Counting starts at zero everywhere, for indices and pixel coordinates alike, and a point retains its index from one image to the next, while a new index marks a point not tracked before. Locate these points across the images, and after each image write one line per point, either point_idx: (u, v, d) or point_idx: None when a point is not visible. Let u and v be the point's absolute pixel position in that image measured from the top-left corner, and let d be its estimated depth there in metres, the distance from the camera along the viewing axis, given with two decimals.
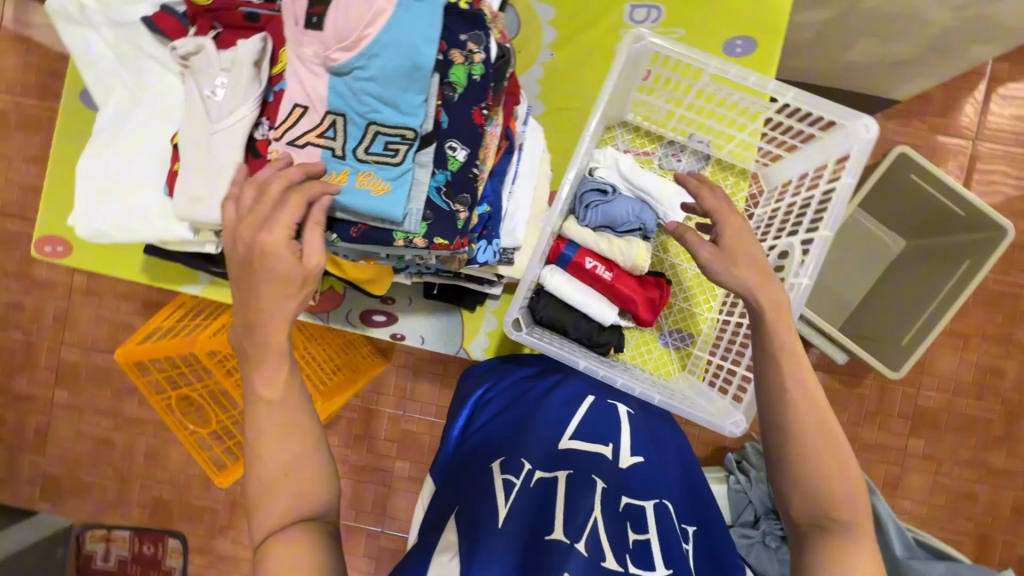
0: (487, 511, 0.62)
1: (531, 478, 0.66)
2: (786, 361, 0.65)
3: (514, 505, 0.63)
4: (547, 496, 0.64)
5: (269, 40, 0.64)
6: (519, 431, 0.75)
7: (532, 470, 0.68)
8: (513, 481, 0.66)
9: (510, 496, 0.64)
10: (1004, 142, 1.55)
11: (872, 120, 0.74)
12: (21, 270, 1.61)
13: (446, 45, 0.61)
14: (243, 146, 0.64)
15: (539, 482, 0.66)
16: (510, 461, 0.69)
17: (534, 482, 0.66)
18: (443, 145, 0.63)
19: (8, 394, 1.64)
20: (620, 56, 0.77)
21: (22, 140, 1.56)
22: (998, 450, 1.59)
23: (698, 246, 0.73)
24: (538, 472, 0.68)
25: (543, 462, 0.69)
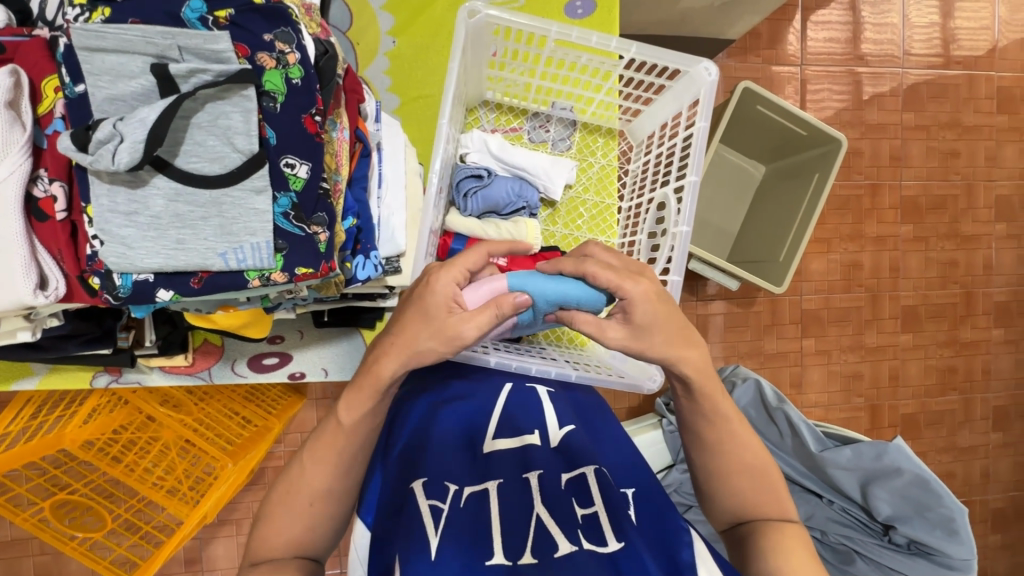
0: (417, 545, 0.58)
1: (460, 497, 0.64)
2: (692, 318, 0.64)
3: (445, 532, 0.59)
4: (480, 513, 0.62)
5: (21, 71, 0.50)
6: (437, 445, 0.70)
7: (458, 488, 0.65)
8: (441, 505, 0.62)
9: (439, 523, 0.61)
10: (825, 63, 1.73)
11: (711, 64, 0.75)
12: None
13: (249, 50, 0.53)
14: (20, 210, 0.50)
15: (468, 499, 0.63)
16: (433, 481, 0.65)
17: (463, 501, 0.63)
18: (278, 163, 0.55)
19: None
20: (458, 35, 0.72)
21: None
22: (871, 330, 1.82)
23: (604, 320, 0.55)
24: (466, 489, 0.65)
25: (468, 476, 0.67)
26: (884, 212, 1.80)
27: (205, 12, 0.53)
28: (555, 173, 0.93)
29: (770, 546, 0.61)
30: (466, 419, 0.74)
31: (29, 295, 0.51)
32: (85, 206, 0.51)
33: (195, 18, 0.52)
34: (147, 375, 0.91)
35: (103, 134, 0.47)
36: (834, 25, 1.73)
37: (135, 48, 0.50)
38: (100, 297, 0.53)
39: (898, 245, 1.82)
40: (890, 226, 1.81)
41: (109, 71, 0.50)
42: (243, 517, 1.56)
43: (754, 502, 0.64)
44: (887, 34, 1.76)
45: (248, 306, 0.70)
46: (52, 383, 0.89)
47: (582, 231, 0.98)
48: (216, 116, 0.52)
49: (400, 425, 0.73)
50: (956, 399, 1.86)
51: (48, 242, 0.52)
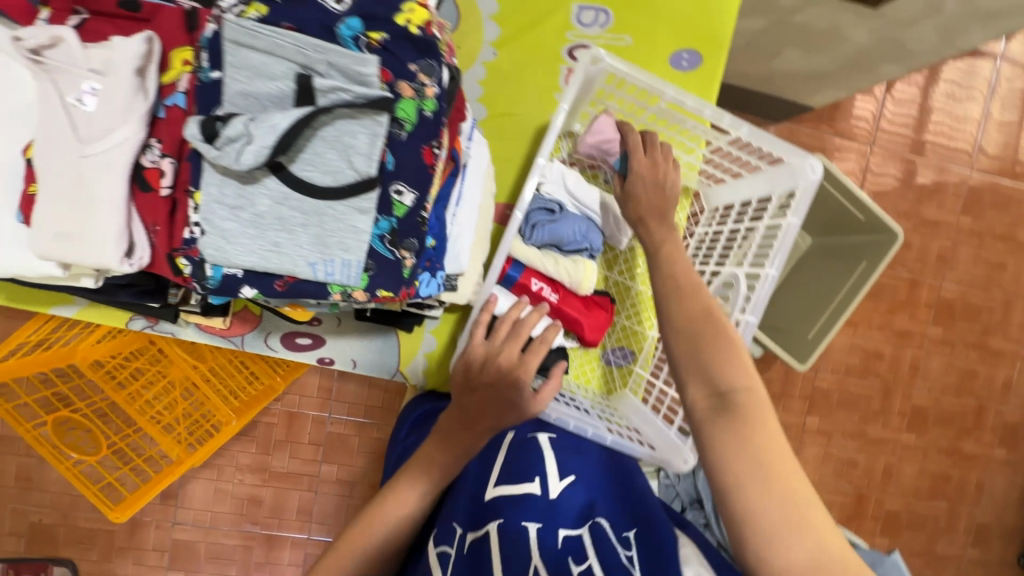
0: None
1: (463, 544, 0.66)
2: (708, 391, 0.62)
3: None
4: (480, 562, 0.63)
5: (157, 40, 0.50)
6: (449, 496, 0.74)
7: (462, 534, 0.68)
8: (449, 552, 0.66)
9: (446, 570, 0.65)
10: (895, 148, 1.71)
11: (818, 162, 0.72)
12: None
13: (393, 77, 0.53)
14: (127, 177, 0.50)
15: (470, 547, 0.66)
16: (443, 530, 0.69)
17: (466, 550, 0.66)
18: (387, 188, 0.54)
19: None
20: (575, 78, 0.71)
21: None
22: (876, 421, 1.81)
23: None
24: (468, 535, 0.67)
25: (472, 523, 0.69)
26: (917, 309, 1.78)
27: (360, 32, 0.52)
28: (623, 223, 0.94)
29: None
30: (478, 471, 0.76)
31: (116, 263, 0.51)
32: (193, 191, 0.50)
33: (349, 36, 0.52)
34: (181, 330, 0.91)
35: (233, 133, 0.47)
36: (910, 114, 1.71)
37: (280, 48, 0.50)
38: (184, 280, 0.52)
39: (924, 344, 1.80)
40: (920, 323, 1.79)
41: (252, 65, 0.49)
42: (226, 463, 1.56)
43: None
44: (962, 133, 1.74)
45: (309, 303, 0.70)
46: (88, 316, 0.89)
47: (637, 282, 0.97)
48: (342, 133, 0.51)
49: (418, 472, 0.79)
50: (943, 507, 1.85)
51: (145, 214, 0.51)
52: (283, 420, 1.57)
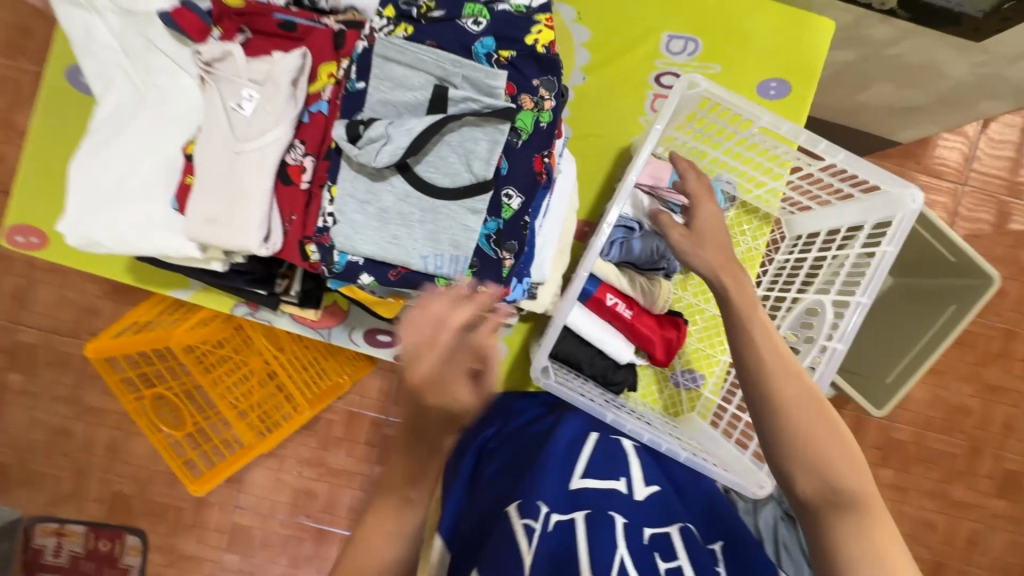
0: (511, 565, 0.60)
1: (549, 521, 0.65)
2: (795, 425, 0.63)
3: (537, 553, 0.61)
4: (569, 543, 0.63)
5: (309, 55, 0.57)
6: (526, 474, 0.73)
7: (549, 513, 0.66)
8: (534, 527, 0.64)
9: (532, 542, 0.62)
10: (992, 189, 1.61)
11: (919, 191, 0.70)
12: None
13: (516, 91, 0.58)
14: (273, 172, 0.56)
15: (558, 526, 0.65)
16: (527, 503, 0.67)
17: (553, 528, 0.64)
18: (499, 192, 0.58)
19: None
20: (673, 100, 0.74)
21: None
22: (960, 483, 1.66)
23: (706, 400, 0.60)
24: (555, 515, 0.66)
25: (562, 505, 0.68)
26: (1013, 363, 1.65)
27: (491, 50, 0.58)
28: None
29: None
30: (564, 456, 0.75)
31: (256, 245, 0.57)
32: (330, 183, 0.57)
33: (481, 53, 0.58)
34: (277, 318, 0.99)
35: (373, 133, 0.53)
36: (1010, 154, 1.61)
37: (417, 59, 0.56)
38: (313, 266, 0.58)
39: (1019, 402, 1.65)
40: (1015, 380, 1.65)
41: (393, 78, 0.56)
42: (288, 454, 1.62)
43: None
44: None
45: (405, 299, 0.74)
46: (200, 300, 0.99)
47: (711, 304, 0.98)
48: (465, 139, 0.56)
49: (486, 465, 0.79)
50: None
51: (285, 205, 0.57)
52: (343, 419, 1.64)
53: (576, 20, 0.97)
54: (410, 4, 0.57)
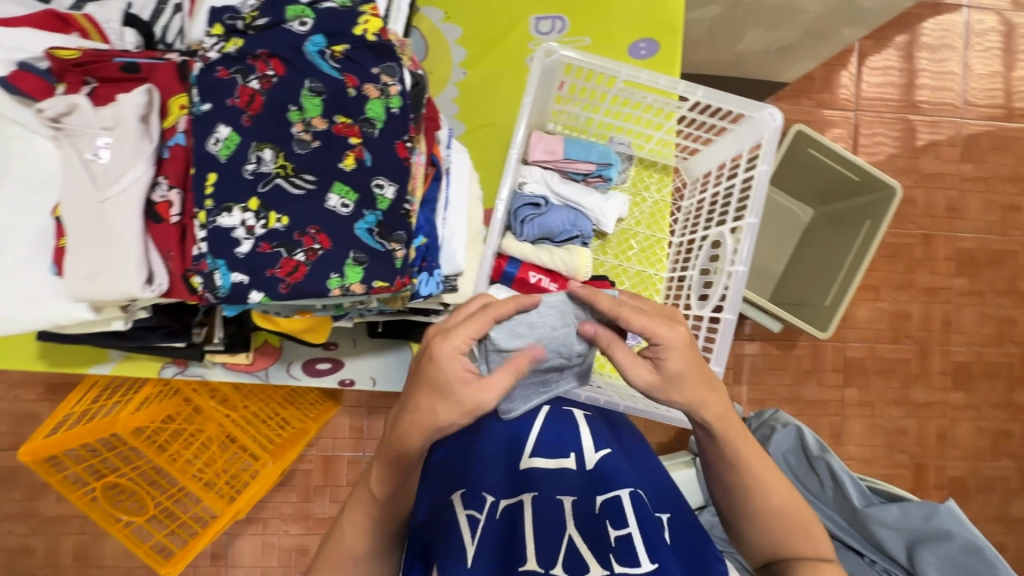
0: (456, 553, 0.63)
1: (496, 509, 0.67)
2: (744, 453, 0.63)
3: (481, 543, 0.64)
4: (516, 526, 0.66)
5: (155, 91, 0.57)
6: (474, 459, 0.73)
7: (496, 500, 0.68)
8: (478, 516, 0.66)
9: (476, 534, 0.65)
10: (879, 108, 1.72)
11: (776, 110, 0.76)
12: None
13: (358, 80, 0.58)
14: (141, 212, 0.55)
15: (504, 511, 0.67)
16: (472, 492, 0.69)
17: (500, 513, 0.67)
18: (369, 184, 0.57)
19: None
20: (534, 72, 0.76)
21: None
22: (918, 384, 1.75)
23: (632, 370, 0.58)
24: (502, 501, 0.68)
25: (505, 489, 0.70)
26: (937, 263, 1.75)
27: (324, 47, 0.58)
28: (609, 209, 0.96)
29: None
30: (512, 434, 0.77)
31: (138, 288, 0.56)
32: (197, 211, 0.55)
33: (315, 51, 0.58)
34: (209, 370, 0.96)
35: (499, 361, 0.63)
36: (890, 73, 1.72)
37: (268, 79, 0.57)
38: (200, 295, 0.56)
39: (951, 298, 1.76)
40: (943, 277, 1.75)
41: (241, 95, 0.56)
42: (270, 516, 1.63)
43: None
44: (946, 83, 1.74)
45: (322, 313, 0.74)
46: (123, 371, 0.95)
47: (632, 262, 1.00)
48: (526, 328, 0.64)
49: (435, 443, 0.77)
50: (1010, 465, 1.76)
51: (160, 241, 0.56)
52: (319, 465, 1.63)
53: (444, 19, 1.01)
54: (235, 17, 0.58)
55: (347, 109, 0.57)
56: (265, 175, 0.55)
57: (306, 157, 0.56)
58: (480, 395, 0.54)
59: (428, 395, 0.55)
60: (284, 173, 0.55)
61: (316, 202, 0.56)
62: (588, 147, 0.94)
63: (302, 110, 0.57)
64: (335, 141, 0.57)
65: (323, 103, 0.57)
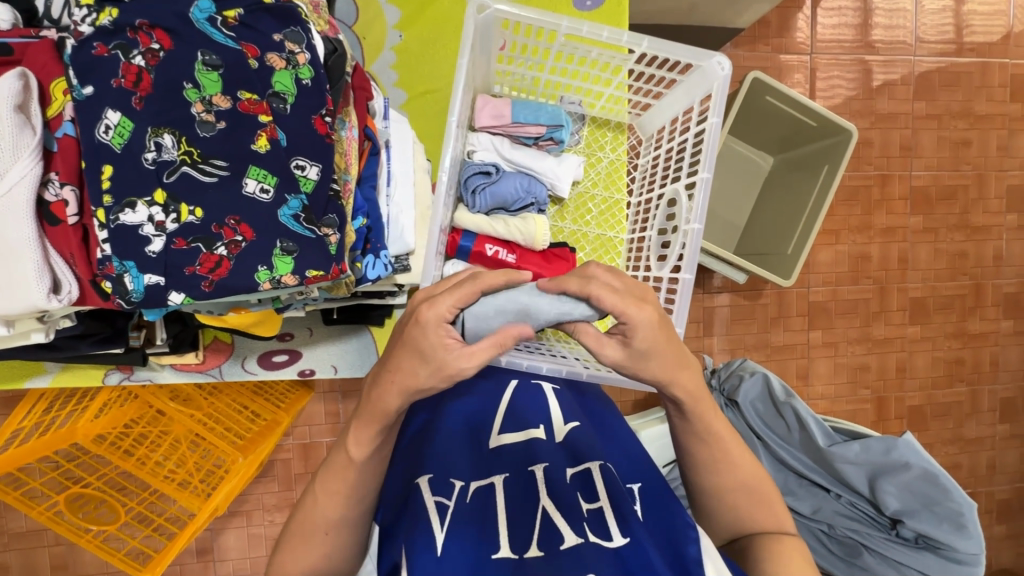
0: (425, 539, 0.60)
1: (466, 493, 0.66)
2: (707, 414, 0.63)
3: (451, 530, 0.61)
4: (486, 506, 0.64)
5: (31, 75, 0.50)
6: (441, 443, 0.72)
7: (464, 485, 0.67)
8: (447, 503, 0.65)
9: (445, 520, 0.63)
10: (835, 50, 1.70)
11: (724, 58, 0.73)
12: None
13: (258, 51, 0.54)
14: (32, 215, 0.50)
15: (474, 495, 0.66)
16: (440, 479, 0.67)
17: (469, 498, 0.65)
18: (289, 165, 0.54)
19: None
20: (467, 30, 0.70)
21: None
22: (878, 322, 1.81)
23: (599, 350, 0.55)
24: (472, 485, 0.67)
25: (474, 472, 0.69)
26: (894, 203, 1.78)
27: (214, 13, 0.53)
28: (563, 172, 0.93)
29: (767, 554, 0.64)
30: (477, 410, 0.77)
31: (43, 299, 0.50)
32: (96, 210, 0.49)
33: (203, 18, 0.53)
34: (158, 373, 0.92)
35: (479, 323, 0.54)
36: (843, 13, 1.70)
37: (154, 54, 0.51)
38: (113, 301, 0.51)
39: (908, 236, 1.80)
40: (899, 217, 1.79)
41: (126, 74, 0.50)
42: (253, 508, 1.61)
43: (747, 513, 0.66)
44: (898, 21, 1.73)
45: (260, 308, 0.70)
46: (64, 382, 0.90)
47: (591, 226, 0.98)
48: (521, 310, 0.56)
49: (407, 424, 0.77)
50: (963, 391, 1.86)
51: (60, 246, 0.51)
52: (298, 453, 1.61)
53: None
54: None
55: (250, 84, 0.53)
56: (168, 163, 0.51)
57: (213, 141, 0.52)
58: (460, 362, 0.51)
59: (406, 358, 0.53)
60: (190, 160, 0.51)
61: (234, 191, 0.52)
62: (537, 109, 0.90)
63: (199, 87, 0.52)
64: (243, 121, 0.53)
65: (222, 78, 0.53)
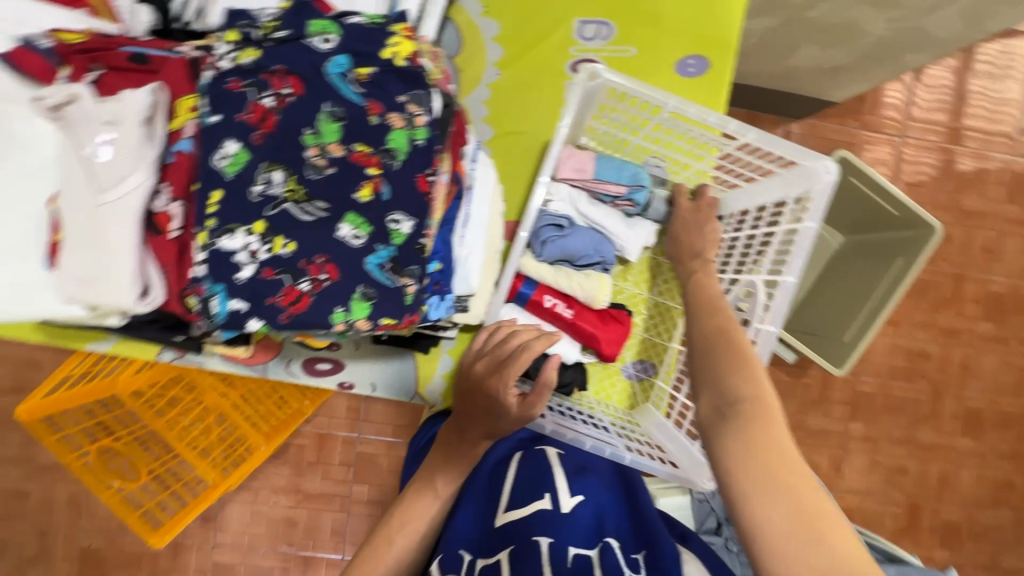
0: None
1: (474, 568, 0.69)
2: None
3: None
4: None
5: (163, 90, 0.53)
6: (452, 516, 0.75)
7: (472, 560, 0.70)
8: None
9: None
10: (929, 136, 1.63)
11: (833, 161, 0.70)
12: None
13: (383, 108, 0.55)
14: (138, 223, 0.52)
15: (482, 573, 0.68)
16: (448, 557, 0.70)
17: (477, 574, 0.68)
18: (384, 218, 0.54)
19: None
20: (572, 96, 0.72)
21: None
22: (927, 426, 1.70)
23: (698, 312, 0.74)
24: (479, 561, 0.70)
25: (481, 548, 0.71)
26: (965, 304, 1.68)
27: (347, 69, 0.55)
28: (634, 235, 0.91)
29: None
30: (487, 492, 0.78)
31: (130, 302, 0.53)
32: (198, 230, 0.51)
33: (338, 73, 0.55)
34: (207, 359, 0.94)
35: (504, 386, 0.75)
36: (941, 99, 1.63)
37: (283, 98, 0.54)
38: (196, 318, 0.53)
39: (974, 341, 1.69)
40: (968, 320, 1.69)
41: (253, 110, 0.53)
42: (261, 486, 1.64)
43: None
44: (1002, 116, 1.64)
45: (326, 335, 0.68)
46: (122, 350, 0.93)
47: (653, 292, 0.97)
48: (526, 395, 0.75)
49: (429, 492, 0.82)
50: (1008, 516, 1.72)
51: (159, 256, 0.53)
52: (313, 441, 1.64)
53: (483, 14, 0.93)
54: (253, 26, 0.54)
55: (365, 138, 0.54)
56: (273, 198, 0.52)
57: (319, 184, 0.53)
58: None
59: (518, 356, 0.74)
60: (294, 198, 0.53)
61: (329, 234, 0.53)
62: (619, 167, 0.89)
63: (319, 133, 0.54)
64: (351, 170, 0.54)
65: (342, 129, 0.54)
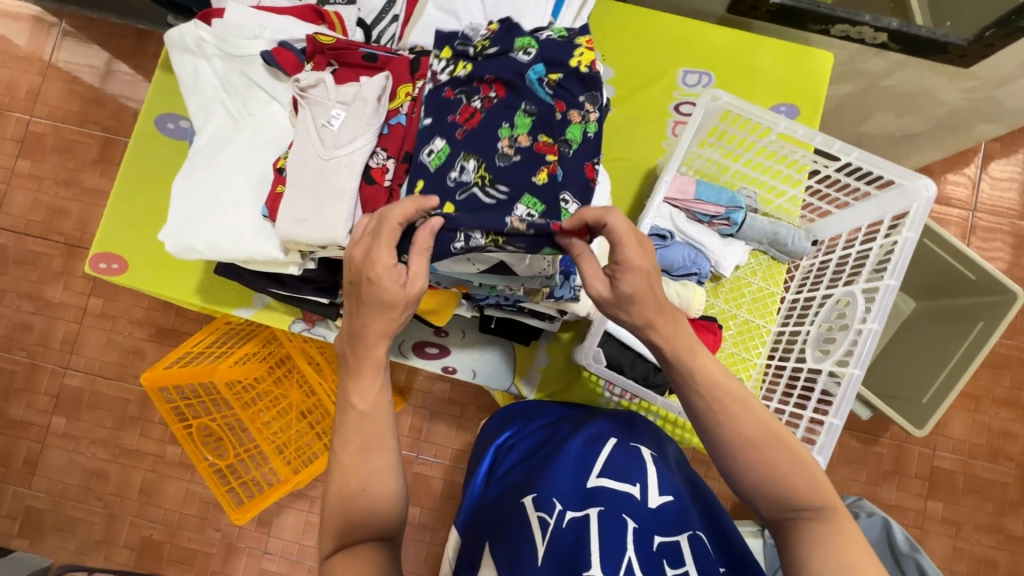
0: (525, 548, 0.63)
1: (563, 517, 0.66)
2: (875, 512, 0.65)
3: (548, 546, 0.63)
4: (579, 534, 0.64)
5: (390, 79, 0.74)
6: (542, 467, 0.74)
7: (563, 509, 0.67)
8: (547, 519, 0.66)
9: (544, 534, 0.65)
10: (1002, 214, 1.65)
11: (931, 181, 0.80)
12: (33, 291, 1.70)
13: (566, 107, 0.69)
14: (359, 173, 0.70)
15: (570, 521, 0.65)
16: (541, 496, 0.69)
17: (565, 522, 0.65)
18: (557, 197, 0.66)
19: (19, 430, 1.69)
20: (698, 112, 0.87)
21: (99, 182, 1.72)
22: (1015, 514, 1.58)
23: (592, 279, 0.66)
24: (569, 512, 0.67)
25: (573, 500, 0.69)
26: None
27: (542, 76, 0.70)
28: (727, 255, 0.99)
29: None
30: (579, 458, 0.75)
31: (342, 235, 0.69)
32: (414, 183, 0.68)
33: (535, 79, 0.70)
34: (331, 333, 1.04)
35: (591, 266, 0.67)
36: (1012, 178, 1.66)
37: (489, 99, 0.70)
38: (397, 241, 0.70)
39: None
40: None
41: (463, 111, 0.70)
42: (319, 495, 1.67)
43: None
44: None
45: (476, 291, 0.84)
46: (261, 317, 1.05)
47: (742, 310, 1.03)
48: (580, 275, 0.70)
49: (504, 453, 0.84)
50: None
51: (370, 199, 0.71)
52: None
53: (601, 60, 1.10)
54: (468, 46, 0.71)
55: (550, 130, 0.68)
56: (467, 181, 0.67)
57: (505, 167, 0.67)
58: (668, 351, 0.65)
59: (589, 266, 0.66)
60: (483, 182, 0.67)
61: (512, 203, 0.65)
62: (719, 194, 0.99)
63: (512, 127, 0.69)
64: (534, 157, 0.67)
65: (532, 124, 0.69)
